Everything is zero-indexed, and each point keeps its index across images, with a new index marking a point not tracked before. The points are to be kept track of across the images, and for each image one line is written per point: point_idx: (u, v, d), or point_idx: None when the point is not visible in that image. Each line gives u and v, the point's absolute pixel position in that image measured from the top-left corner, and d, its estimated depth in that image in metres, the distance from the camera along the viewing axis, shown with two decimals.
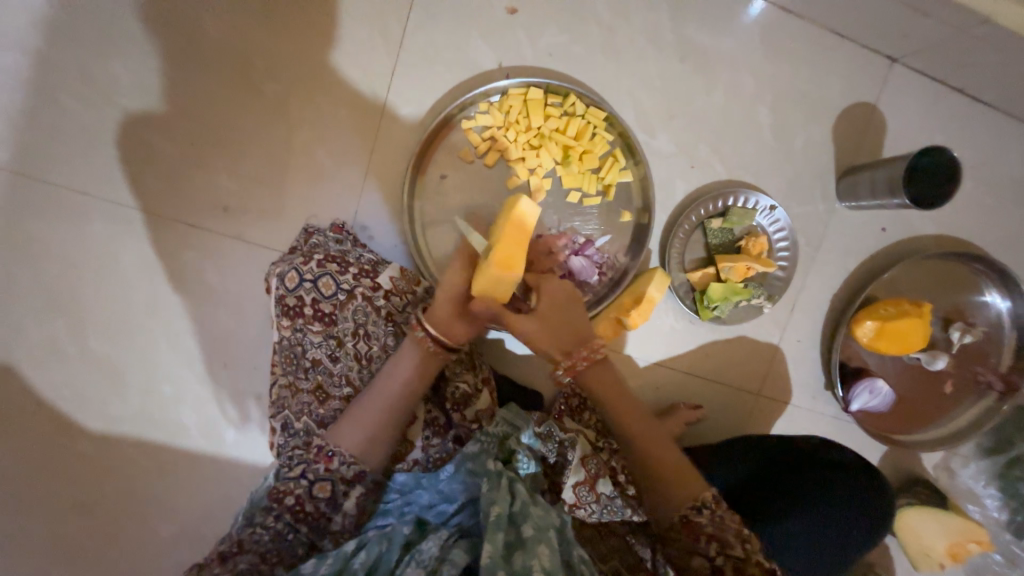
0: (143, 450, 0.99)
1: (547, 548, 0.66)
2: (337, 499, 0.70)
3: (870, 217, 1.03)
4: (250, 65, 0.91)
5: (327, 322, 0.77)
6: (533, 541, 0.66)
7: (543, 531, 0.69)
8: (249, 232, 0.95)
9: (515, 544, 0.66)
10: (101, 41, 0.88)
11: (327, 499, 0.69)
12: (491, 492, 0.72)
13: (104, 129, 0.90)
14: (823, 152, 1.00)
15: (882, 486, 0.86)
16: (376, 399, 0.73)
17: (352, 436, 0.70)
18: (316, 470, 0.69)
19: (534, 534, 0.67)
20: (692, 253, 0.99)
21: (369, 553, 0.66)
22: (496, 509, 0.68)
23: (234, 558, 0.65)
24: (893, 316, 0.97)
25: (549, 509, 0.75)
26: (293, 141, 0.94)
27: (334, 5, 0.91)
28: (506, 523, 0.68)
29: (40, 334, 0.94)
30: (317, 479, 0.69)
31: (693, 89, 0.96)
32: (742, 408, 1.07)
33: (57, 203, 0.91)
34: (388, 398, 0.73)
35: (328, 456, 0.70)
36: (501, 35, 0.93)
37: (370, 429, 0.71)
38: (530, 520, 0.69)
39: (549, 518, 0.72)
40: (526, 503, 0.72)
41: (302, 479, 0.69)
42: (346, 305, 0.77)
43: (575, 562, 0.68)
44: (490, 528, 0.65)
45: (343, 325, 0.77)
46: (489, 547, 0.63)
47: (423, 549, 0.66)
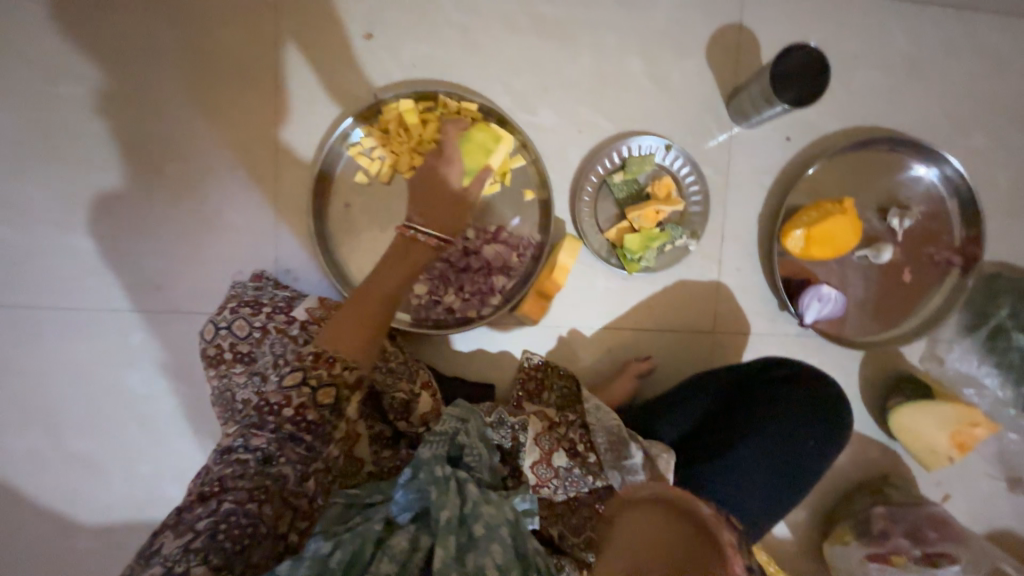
0: (140, 531, 1.02)
1: (499, 545, 0.68)
2: (341, 407, 0.69)
3: (771, 130, 1.03)
4: (147, 150, 0.98)
5: (251, 358, 0.86)
6: (485, 540, 0.68)
7: (494, 529, 0.70)
8: (185, 303, 1.00)
9: (467, 546, 0.67)
10: (12, 166, 0.96)
11: (331, 405, 0.67)
12: (441, 497, 0.71)
13: (33, 243, 0.97)
14: (703, 82, 1.01)
15: (825, 387, 0.90)
16: (372, 297, 0.74)
17: (351, 338, 0.70)
18: (318, 376, 0.67)
19: (486, 532, 0.68)
20: (604, 212, 1.00)
21: (345, 551, 0.65)
22: (446, 514, 0.68)
23: (217, 496, 0.62)
24: (817, 219, 0.96)
25: (504, 504, 0.74)
26: (203, 208, 0.99)
27: (209, 75, 0.98)
28: (457, 526, 0.69)
29: (18, 446, 0.99)
30: (318, 385, 0.67)
31: (559, 59, 1.00)
32: (701, 351, 1.05)
33: (7, 320, 0.98)
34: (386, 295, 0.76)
35: (329, 361, 0.68)
36: (367, 60, 0.98)
37: (367, 331, 0.72)
38: (482, 520, 0.70)
39: (503, 514, 0.72)
40: (477, 502, 0.72)
41: (304, 386, 0.66)
42: (263, 337, 0.86)
43: (530, 555, 0.69)
44: (441, 534, 0.66)
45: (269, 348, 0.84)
46: (442, 552, 0.64)
47: (394, 543, 0.67)
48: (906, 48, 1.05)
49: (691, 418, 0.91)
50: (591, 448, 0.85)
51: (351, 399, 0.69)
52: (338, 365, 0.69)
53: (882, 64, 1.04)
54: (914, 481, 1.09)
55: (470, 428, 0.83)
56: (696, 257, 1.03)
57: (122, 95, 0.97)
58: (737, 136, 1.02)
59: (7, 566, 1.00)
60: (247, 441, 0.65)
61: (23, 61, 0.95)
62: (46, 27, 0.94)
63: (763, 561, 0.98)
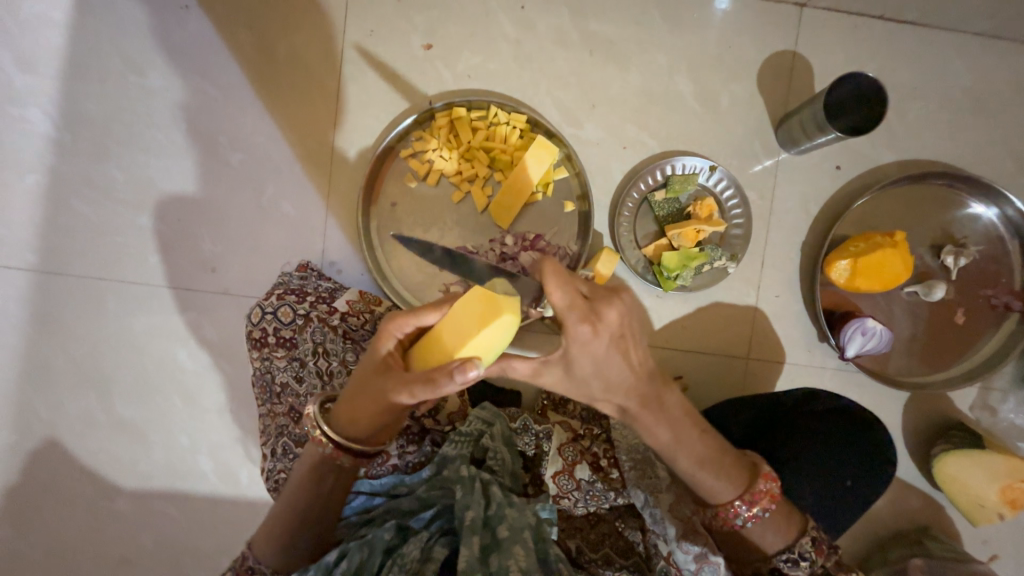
0: (172, 500, 1.07)
1: (523, 548, 0.67)
2: None
3: (820, 157, 1.01)
4: (217, 141, 1.05)
5: (290, 342, 0.89)
6: (509, 542, 0.67)
7: (518, 532, 0.70)
8: (236, 286, 1.06)
9: (491, 547, 0.68)
10: (98, 150, 1.05)
11: None
12: (467, 496, 0.72)
13: (107, 221, 1.05)
14: (752, 107, 1.01)
15: (869, 422, 0.87)
16: (282, 508, 0.71)
17: (263, 551, 0.71)
18: None
19: (510, 535, 0.68)
20: (644, 229, 1.00)
21: (351, 561, 0.66)
22: (471, 514, 0.69)
23: None
24: (866, 251, 0.93)
25: (526, 508, 0.75)
26: (261, 199, 1.05)
27: (278, 76, 1.05)
28: (481, 527, 0.69)
29: (74, 408, 1.06)
30: None
31: (609, 76, 1.02)
32: (733, 376, 1.03)
33: (78, 290, 1.06)
34: (294, 508, 0.70)
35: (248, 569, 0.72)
36: (423, 69, 1.03)
37: (277, 545, 0.71)
38: (506, 522, 0.70)
39: (526, 518, 0.72)
40: (501, 504, 0.72)
41: None
42: (300, 325, 0.89)
43: (554, 560, 0.69)
44: (466, 534, 0.67)
45: (299, 350, 0.88)
46: (466, 552, 0.65)
47: (406, 551, 0.67)
48: (969, 83, 1.02)
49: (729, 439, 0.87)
50: (615, 464, 0.85)
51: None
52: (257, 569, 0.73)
53: (941, 98, 1.02)
54: (956, 536, 1.02)
55: (496, 431, 0.84)
56: (733, 281, 1.02)
57: (199, 90, 1.05)
58: (784, 162, 1.02)
59: (52, 520, 1.06)
60: None
61: (118, 56, 1.04)
62: (142, 27, 1.04)
63: None
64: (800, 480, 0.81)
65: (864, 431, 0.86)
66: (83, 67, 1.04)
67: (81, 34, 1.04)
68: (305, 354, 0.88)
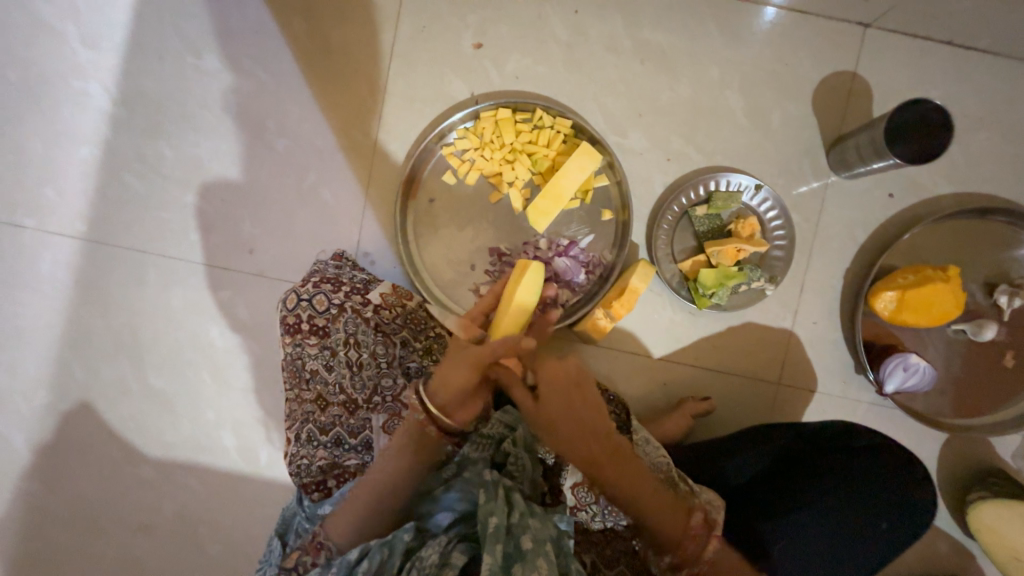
0: (194, 473, 1.10)
1: (547, 561, 0.66)
2: None
3: (871, 183, 0.98)
4: (264, 126, 1.07)
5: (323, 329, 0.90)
6: (533, 554, 0.66)
7: (541, 543, 0.69)
8: (271, 268, 1.08)
9: (514, 556, 0.66)
10: (152, 127, 1.08)
11: None
12: (490, 502, 0.71)
13: (155, 196, 1.08)
14: (804, 126, 0.99)
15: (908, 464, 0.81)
16: (366, 483, 0.75)
17: (339, 530, 0.73)
18: (305, 562, 0.73)
19: (533, 547, 0.67)
20: (682, 243, 0.99)
21: (372, 561, 0.67)
22: (494, 521, 0.68)
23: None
24: (916, 284, 0.90)
25: (547, 519, 0.74)
26: (302, 185, 1.07)
27: (329, 65, 1.06)
28: (505, 534, 0.68)
29: (109, 374, 1.10)
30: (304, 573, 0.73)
31: (658, 86, 1.00)
32: (761, 401, 1.00)
33: (122, 261, 1.09)
34: (382, 481, 0.75)
35: (317, 547, 0.73)
36: (472, 67, 1.03)
37: (355, 523, 0.73)
38: (529, 532, 0.69)
39: (548, 529, 0.71)
40: (524, 514, 0.71)
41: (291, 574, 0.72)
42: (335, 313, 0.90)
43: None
44: (489, 540, 0.66)
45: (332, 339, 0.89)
46: (489, 559, 0.64)
47: (423, 556, 0.67)
48: None
49: (754, 468, 0.84)
50: None
51: None
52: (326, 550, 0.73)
53: (1007, 130, 0.97)
54: None
55: (518, 437, 0.83)
56: (769, 303, 0.99)
57: (251, 75, 1.07)
58: (833, 185, 0.99)
59: (80, 481, 1.10)
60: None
61: (177, 36, 1.07)
62: (202, 10, 1.07)
63: None
64: (827, 516, 0.78)
65: (907, 475, 0.81)
66: (144, 45, 1.08)
67: (144, 14, 1.07)
68: (336, 344, 0.89)
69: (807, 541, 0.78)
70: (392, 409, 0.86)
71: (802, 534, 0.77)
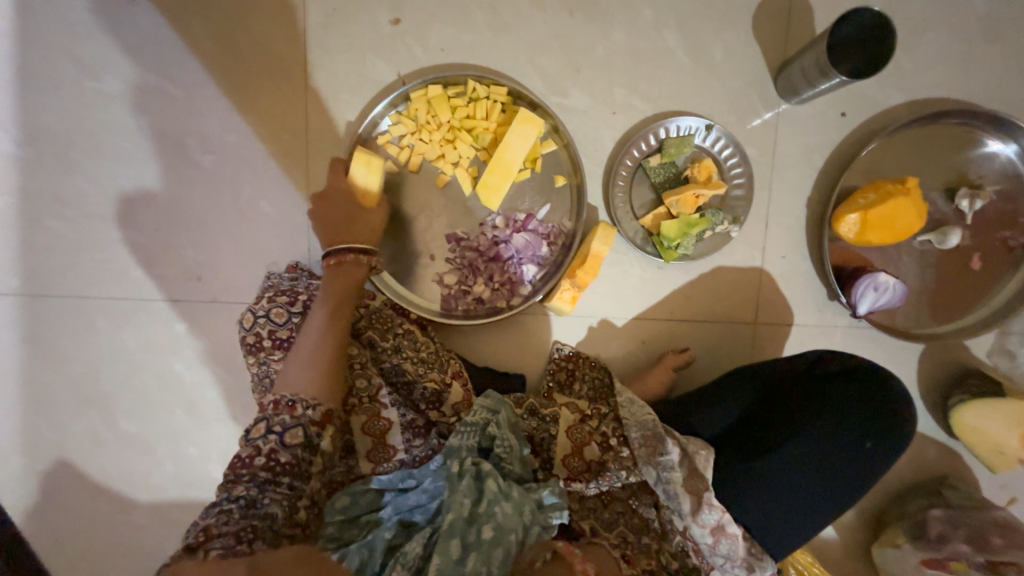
0: (189, 509, 1.08)
1: (505, 550, 0.66)
2: (313, 444, 0.71)
3: (822, 106, 0.95)
4: (185, 144, 1.00)
5: (310, 355, 0.77)
6: (492, 543, 0.66)
7: (506, 530, 0.67)
8: (225, 293, 1.03)
9: (471, 545, 0.66)
10: (65, 164, 1.00)
11: (302, 445, 0.69)
12: (453, 494, 0.71)
13: (84, 237, 1.02)
14: (746, 57, 0.95)
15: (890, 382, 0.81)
16: (310, 340, 0.78)
17: (298, 382, 0.73)
18: (281, 422, 0.70)
19: (494, 535, 0.66)
20: (640, 198, 0.95)
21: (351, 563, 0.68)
22: (449, 517, 0.67)
23: None
24: (877, 202, 0.88)
25: (522, 500, 0.72)
26: (238, 201, 1.01)
27: (241, 66, 0.98)
28: (466, 524, 0.68)
29: (79, 428, 1.06)
30: (286, 428, 0.70)
31: (592, 36, 0.95)
32: (741, 343, 1.00)
33: (66, 310, 1.03)
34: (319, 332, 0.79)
35: (290, 405, 0.71)
36: (394, 46, 0.97)
37: (310, 371, 0.75)
38: (494, 520, 0.68)
39: (518, 513, 0.70)
40: (493, 500, 0.70)
41: (270, 434, 0.68)
42: (334, 342, 0.78)
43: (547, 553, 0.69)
44: (442, 539, 0.65)
45: (327, 366, 0.76)
46: (439, 559, 0.64)
47: (407, 551, 0.67)
48: (983, 9, 0.94)
49: (738, 410, 0.85)
50: (623, 442, 0.83)
51: (324, 435, 0.72)
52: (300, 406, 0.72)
53: (952, 28, 0.94)
54: (975, 483, 1.01)
55: (501, 420, 0.81)
56: (735, 245, 0.98)
57: (160, 92, 0.99)
58: (785, 114, 0.96)
59: (72, 538, 1.07)
60: (230, 493, 0.64)
61: (70, 60, 0.98)
62: (92, 26, 0.97)
63: (804, 561, 0.96)
64: (817, 446, 0.77)
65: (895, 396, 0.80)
66: (35, 76, 0.98)
67: (27, 41, 0.98)
68: (329, 375, 0.75)
69: (796, 474, 0.76)
70: (371, 410, 0.83)
71: (798, 469, 0.76)
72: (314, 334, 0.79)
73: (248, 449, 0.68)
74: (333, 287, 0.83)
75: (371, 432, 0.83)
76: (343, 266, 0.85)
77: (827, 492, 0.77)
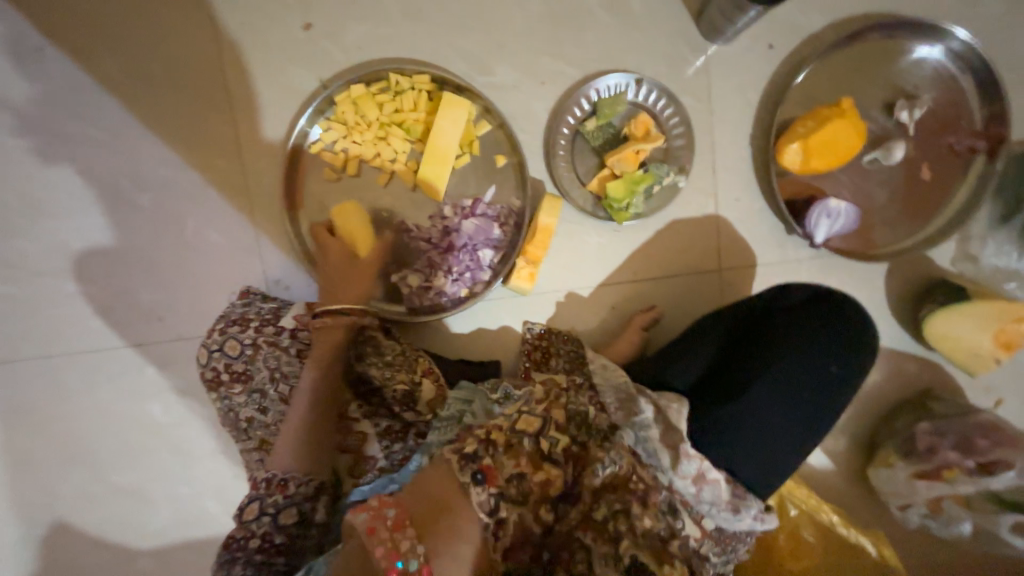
0: (193, 548, 1.08)
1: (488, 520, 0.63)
2: (306, 518, 0.75)
3: (749, 42, 0.94)
4: (120, 186, 0.98)
5: (301, 430, 0.77)
6: None
7: None
8: (188, 329, 1.02)
9: None
10: (2, 226, 0.98)
11: (296, 522, 0.74)
12: None
13: (35, 296, 1.00)
14: (666, 4, 0.94)
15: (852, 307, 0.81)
16: (298, 411, 0.78)
17: (290, 459, 0.76)
18: (275, 503, 0.74)
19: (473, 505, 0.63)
20: (584, 164, 0.94)
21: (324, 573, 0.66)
22: None
23: None
24: (815, 128, 0.88)
25: None
26: (184, 234, 0.99)
27: (161, 97, 0.96)
28: None
29: (68, 486, 1.05)
30: (279, 509, 0.73)
31: (508, 9, 0.93)
32: (708, 292, 1.00)
33: (31, 372, 1.02)
34: (309, 403, 0.79)
35: (282, 484, 0.75)
36: (311, 52, 0.95)
37: (301, 447, 0.77)
38: None
39: None
40: None
41: (264, 517, 0.73)
42: (324, 413, 0.79)
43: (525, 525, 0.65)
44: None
45: (319, 442, 0.78)
46: None
47: None
48: None
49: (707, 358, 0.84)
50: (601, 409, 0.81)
51: (316, 509, 0.76)
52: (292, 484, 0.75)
53: None
54: (958, 390, 1.02)
55: (476, 408, 0.81)
56: (686, 195, 0.97)
57: (84, 137, 0.97)
58: (714, 55, 0.95)
59: None
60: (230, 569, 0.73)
61: None
62: (1, 81, 0.95)
63: (803, 496, 0.96)
64: (777, 389, 0.78)
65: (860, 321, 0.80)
66: None
67: None
68: (320, 449, 0.78)
69: (763, 420, 0.77)
70: (345, 428, 0.85)
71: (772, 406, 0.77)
72: (303, 403, 0.79)
73: (242, 531, 0.73)
74: (318, 354, 0.82)
75: (347, 448, 0.85)
76: (329, 327, 0.83)
77: (802, 426, 0.78)
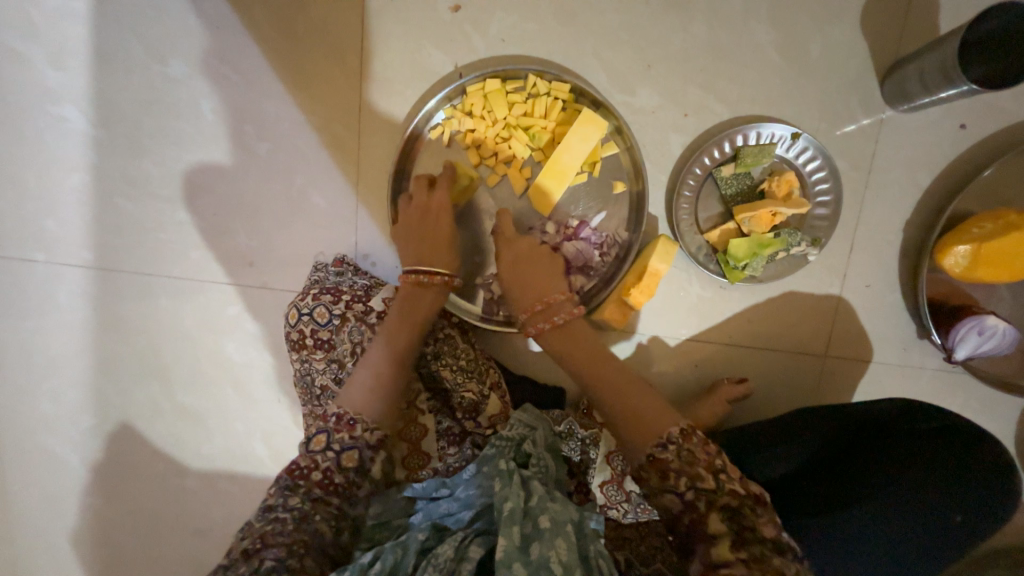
0: (234, 481, 1.14)
1: (565, 541, 0.63)
2: (364, 467, 0.69)
3: (934, 117, 0.83)
4: (244, 131, 1.00)
5: (375, 380, 0.73)
6: (550, 533, 0.63)
7: (560, 525, 0.65)
8: (273, 280, 1.05)
9: (531, 536, 0.63)
10: (134, 145, 1.04)
11: (355, 467, 0.68)
12: (505, 489, 0.68)
13: (149, 216, 1.06)
14: (847, 56, 0.83)
15: (988, 447, 0.71)
16: (372, 363, 0.75)
17: (358, 402, 0.71)
18: (341, 440, 0.69)
19: (551, 526, 0.64)
20: (708, 211, 0.87)
21: (384, 562, 0.66)
22: (508, 504, 0.65)
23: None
24: (994, 234, 0.76)
25: (568, 502, 0.70)
26: (290, 190, 1.01)
27: (300, 51, 0.97)
28: (521, 517, 0.65)
29: (140, 395, 1.12)
30: (343, 449, 0.68)
31: (668, 27, 0.86)
32: (805, 378, 0.91)
33: (132, 285, 1.09)
34: (383, 356, 0.76)
35: (350, 424, 0.69)
36: (452, 35, 0.92)
37: (371, 392, 0.72)
38: (547, 513, 0.66)
39: (568, 511, 0.68)
40: (543, 497, 0.68)
41: (329, 451, 0.68)
42: (397, 366, 0.75)
43: (592, 557, 0.65)
44: (505, 524, 0.63)
45: (390, 393, 0.73)
46: (504, 542, 0.61)
47: (439, 551, 0.65)
48: None
49: (797, 457, 0.77)
50: None
51: (375, 460, 0.70)
52: (359, 427, 0.70)
53: None
54: None
55: (539, 436, 0.78)
56: (812, 269, 0.87)
57: (222, 78, 0.99)
58: (887, 123, 0.84)
59: (133, 495, 1.15)
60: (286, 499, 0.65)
61: (141, 43, 1.00)
62: (161, 8, 0.99)
63: None
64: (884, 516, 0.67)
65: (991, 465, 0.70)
66: (109, 58, 1.01)
67: (103, 24, 1.00)
68: (389, 400, 0.73)
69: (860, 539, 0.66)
70: (410, 416, 0.82)
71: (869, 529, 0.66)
72: (378, 355, 0.76)
73: (306, 459, 0.67)
74: (399, 311, 0.79)
75: (406, 438, 0.82)
76: (420, 288, 0.80)
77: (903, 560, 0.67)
